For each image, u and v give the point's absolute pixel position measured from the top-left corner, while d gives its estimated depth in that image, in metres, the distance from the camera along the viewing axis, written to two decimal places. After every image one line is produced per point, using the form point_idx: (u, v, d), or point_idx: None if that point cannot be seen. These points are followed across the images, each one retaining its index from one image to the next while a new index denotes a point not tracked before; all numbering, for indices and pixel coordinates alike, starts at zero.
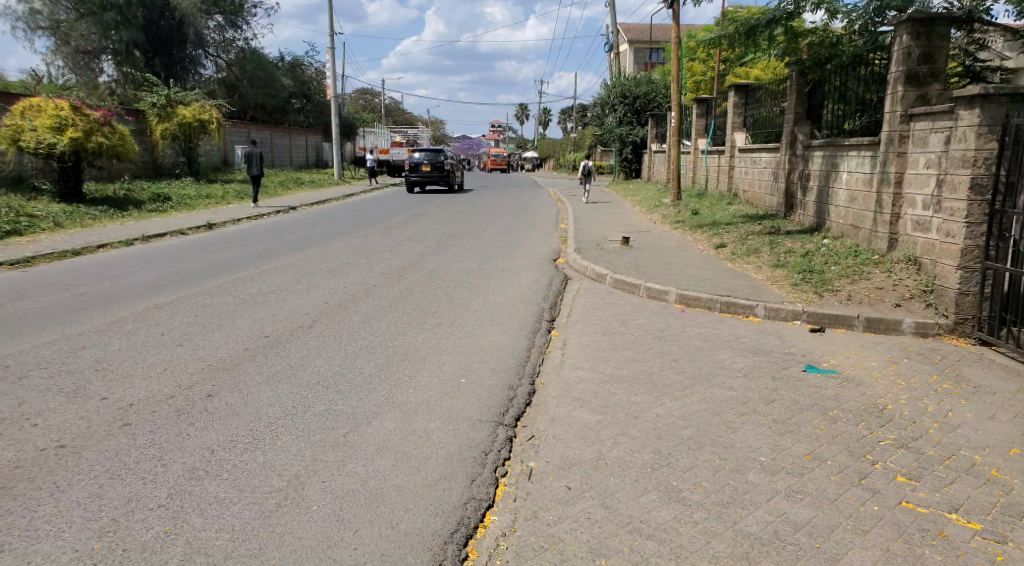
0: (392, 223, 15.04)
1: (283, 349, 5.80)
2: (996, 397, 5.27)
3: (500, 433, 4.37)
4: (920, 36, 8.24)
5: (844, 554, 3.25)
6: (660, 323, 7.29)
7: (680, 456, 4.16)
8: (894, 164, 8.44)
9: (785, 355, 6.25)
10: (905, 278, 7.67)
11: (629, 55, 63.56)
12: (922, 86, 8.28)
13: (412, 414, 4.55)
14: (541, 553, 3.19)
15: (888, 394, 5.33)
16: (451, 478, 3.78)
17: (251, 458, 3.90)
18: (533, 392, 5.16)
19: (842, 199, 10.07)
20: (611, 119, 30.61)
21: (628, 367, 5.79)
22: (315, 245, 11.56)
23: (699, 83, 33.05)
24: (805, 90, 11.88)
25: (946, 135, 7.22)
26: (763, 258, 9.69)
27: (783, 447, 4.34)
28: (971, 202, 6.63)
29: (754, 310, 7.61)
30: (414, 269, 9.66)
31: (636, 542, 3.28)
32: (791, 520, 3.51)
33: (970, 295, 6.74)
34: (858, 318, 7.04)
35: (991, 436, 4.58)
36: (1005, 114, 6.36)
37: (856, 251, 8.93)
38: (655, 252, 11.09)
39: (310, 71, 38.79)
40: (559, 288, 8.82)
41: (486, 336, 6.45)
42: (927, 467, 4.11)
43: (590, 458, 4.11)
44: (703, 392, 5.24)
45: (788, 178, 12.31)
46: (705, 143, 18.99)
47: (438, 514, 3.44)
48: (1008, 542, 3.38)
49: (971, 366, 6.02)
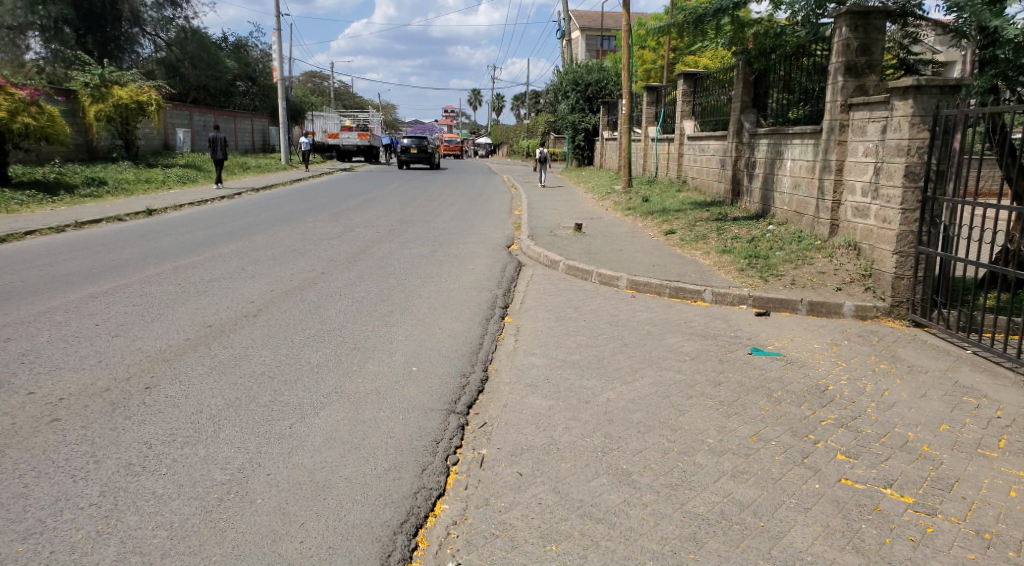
0: (342, 209, 14.85)
1: (227, 339, 5.71)
2: (928, 376, 5.53)
3: (451, 421, 4.40)
4: (858, 28, 8.50)
5: (786, 532, 3.38)
6: (612, 308, 7.41)
7: (629, 440, 4.26)
8: (835, 152, 8.70)
9: (732, 339, 6.42)
10: (846, 262, 7.94)
11: (580, 43, 63.71)
12: (860, 78, 8.56)
13: (362, 404, 4.55)
14: (492, 540, 3.24)
15: (829, 375, 5.53)
16: (402, 468, 3.80)
17: (192, 451, 3.85)
18: (486, 379, 5.20)
19: (787, 186, 10.34)
20: (564, 106, 30.78)
21: (581, 353, 5.87)
22: (261, 232, 11.36)
23: (650, 71, 33.35)
24: (751, 78, 12.32)
25: (883, 125, 7.45)
26: (711, 244, 9.91)
27: (729, 428, 4.48)
28: (906, 189, 6.87)
29: (702, 294, 7.79)
30: (364, 256, 9.58)
31: (586, 526, 3.36)
32: (737, 500, 3.63)
33: (905, 279, 7.02)
34: (801, 302, 7.26)
35: (923, 413, 4.80)
36: (936, 105, 6.62)
37: (800, 236, 9.21)
38: (606, 238, 11.23)
39: (255, 55, 37.79)
40: (512, 275, 8.86)
41: (438, 324, 6.46)
42: (864, 445, 4.29)
43: (542, 443, 4.17)
44: (652, 376, 5.36)
45: (735, 165, 12.58)
46: (655, 131, 19.21)
47: (388, 505, 3.45)
48: (938, 514, 3.56)
49: (905, 347, 6.28)
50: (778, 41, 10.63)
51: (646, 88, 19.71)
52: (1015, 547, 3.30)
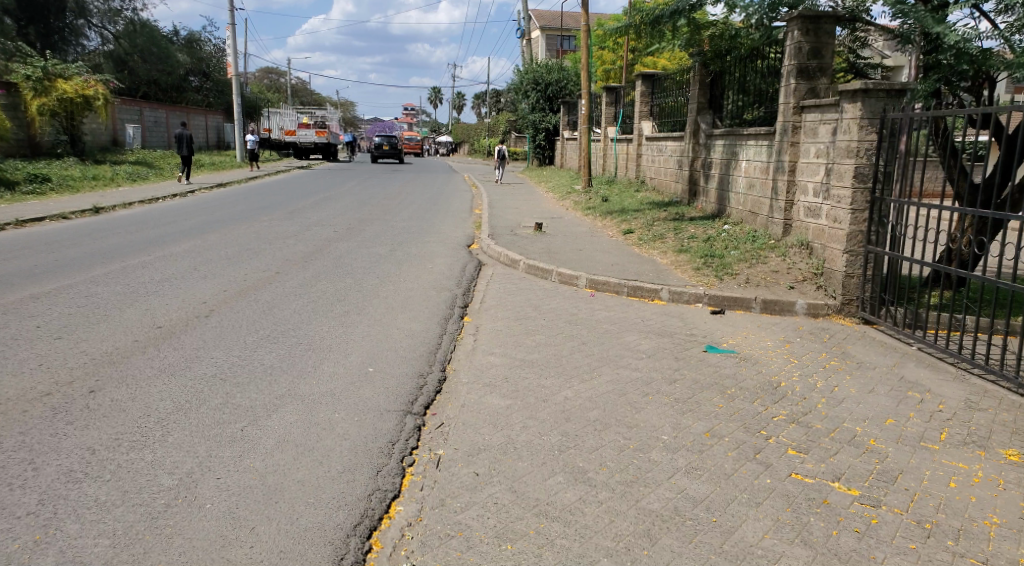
0: (298, 208, 14.64)
1: (177, 341, 5.58)
2: (875, 372, 5.68)
3: (408, 422, 4.37)
4: (809, 32, 8.69)
5: (739, 527, 3.44)
6: (571, 307, 7.44)
7: (586, 437, 4.29)
8: (788, 153, 8.89)
9: (687, 337, 6.51)
10: (798, 261, 8.12)
11: (541, 42, 63.89)
12: (811, 81, 8.76)
13: (316, 406, 4.49)
14: (446, 541, 3.22)
15: (782, 371, 5.65)
16: (356, 470, 3.76)
17: (138, 457, 3.76)
18: (443, 379, 5.19)
19: (741, 187, 10.53)
20: (524, 105, 30.84)
21: (539, 352, 5.89)
22: (213, 231, 11.13)
23: (610, 71, 33.64)
24: (706, 80, 12.54)
25: (833, 127, 7.62)
26: (668, 243, 10.04)
27: (684, 425, 4.54)
28: (855, 190, 7.05)
29: (659, 293, 7.89)
30: (321, 255, 9.44)
31: (542, 525, 3.37)
32: (690, 496, 3.69)
33: (855, 277, 7.20)
34: (755, 300, 7.39)
35: (871, 408, 4.94)
36: (883, 108, 6.80)
37: (754, 236, 9.39)
38: (567, 237, 11.30)
39: (208, 50, 36.97)
40: (472, 275, 8.84)
41: (396, 324, 6.41)
42: (814, 440, 4.39)
43: (499, 443, 4.17)
44: (609, 374, 5.40)
45: (692, 166, 12.77)
46: (614, 131, 19.36)
47: (341, 507, 3.42)
48: (882, 506, 3.66)
49: (854, 343, 6.45)
50: (733, 43, 10.82)
51: (605, 88, 19.87)
52: (954, 536, 3.41)
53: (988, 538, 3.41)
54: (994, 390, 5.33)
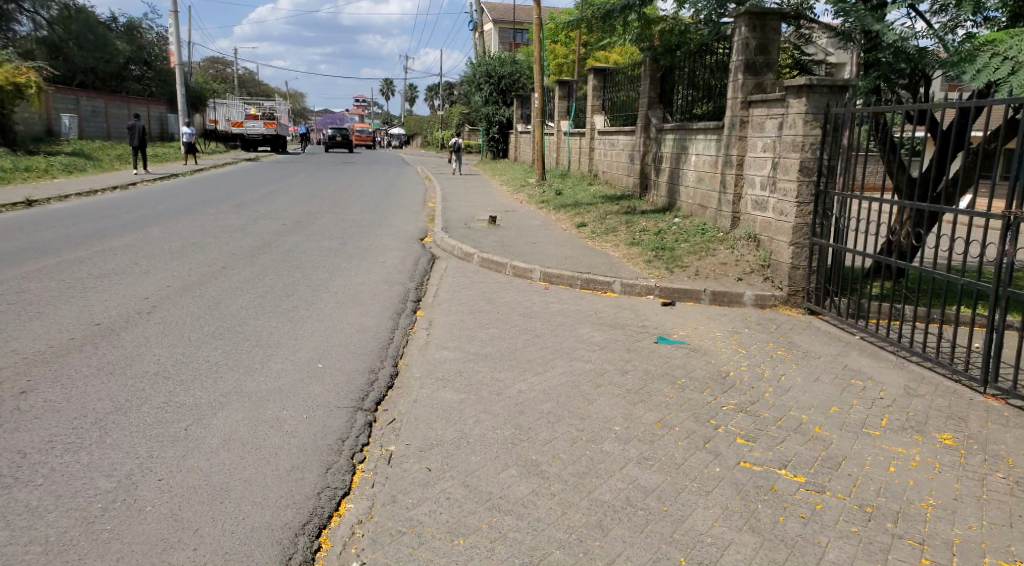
0: (245, 201, 14.30)
1: (117, 338, 5.40)
2: (820, 361, 5.83)
3: (359, 419, 4.31)
4: (756, 28, 8.84)
5: (689, 515, 3.48)
6: (525, 300, 7.45)
7: (539, 430, 4.29)
8: (736, 147, 9.04)
9: (639, 328, 6.58)
10: (746, 254, 8.27)
11: (494, 35, 63.58)
12: (758, 76, 8.92)
13: (264, 404, 4.39)
14: (398, 538, 3.19)
15: (730, 361, 5.76)
16: (305, 468, 3.69)
17: (73, 459, 3.61)
18: (395, 374, 5.13)
19: (691, 180, 10.67)
20: (477, 97, 30.75)
21: (493, 345, 5.87)
22: (155, 224, 10.79)
23: (563, 65, 33.62)
24: (657, 75, 12.68)
25: (779, 122, 7.76)
26: (621, 236, 10.13)
27: (636, 415, 4.59)
28: (800, 183, 7.20)
29: (612, 286, 7.95)
30: (268, 249, 9.25)
31: (495, 519, 3.36)
32: (641, 486, 3.73)
33: (800, 268, 7.38)
34: (704, 292, 7.52)
35: (816, 396, 5.06)
36: (826, 104, 6.96)
37: (703, 229, 9.54)
38: (520, 231, 11.29)
39: (150, 37, 35.73)
40: (425, 268, 8.77)
41: (347, 319, 6.32)
42: (761, 429, 4.48)
43: (452, 437, 4.15)
44: (562, 366, 5.42)
45: (643, 160, 12.93)
46: (567, 125, 19.40)
47: (290, 506, 3.35)
48: (826, 492, 3.76)
49: (800, 333, 6.60)
50: (682, 39, 10.95)
51: (558, 82, 19.89)
52: (893, 518, 3.52)
53: (924, 520, 3.52)
54: (931, 376, 5.53)
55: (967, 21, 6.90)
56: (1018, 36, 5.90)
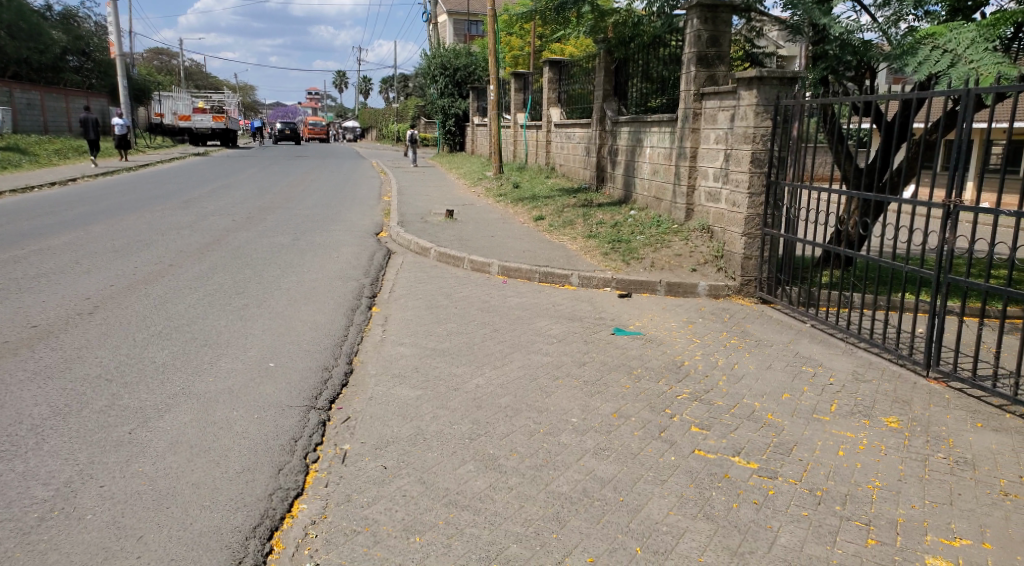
0: (193, 197, 13.93)
1: (56, 340, 5.21)
2: (772, 349, 5.93)
3: (312, 418, 4.23)
4: (708, 20, 8.93)
5: (646, 505, 3.51)
6: (483, 295, 7.42)
7: (496, 424, 4.27)
8: (689, 139, 9.13)
9: (596, 320, 6.61)
10: (700, 245, 8.36)
11: (448, 26, 63.10)
12: (710, 68, 9.01)
13: (213, 405, 4.28)
14: (352, 537, 3.14)
15: (685, 351, 5.82)
16: (256, 470, 3.61)
17: (8, 468, 3.47)
18: (350, 371, 5.05)
19: (646, 173, 10.76)
20: (433, 90, 30.54)
21: (450, 340, 5.82)
22: (98, 222, 10.44)
23: (518, 57, 33.53)
24: (611, 67, 12.70)
25: (731, 114, 7.86)
26: (578, 229, 10.16)
27: (593, 407, 4.61)
28: (752, 174, 7.30)
29: (569, 279, 7.97)
30: (218, 246, 9.03)
31: (451, 515, 3.33)
32: (598, 477, 3.74)
33: (752, 258, 7.50)
34: (660, 283, 7.60)
35: (769, 384, 5.15)
36: (776, 96, 7.07)
37: (658, 221, 9.64)
38: (478, 224, 11.24)
39: (88, 27, 34.46)
40: (380, 264, 8.66)
41: (299, 316, 6.21)
42: (715, 417, 4.54)
43: (408, 434, 4.10)
44: (520, 359, 5.42)
45: (599, 152, 12.99)
46: (523, 118, 19.36)
47: (240, 509, 3.27)
48: (779, 477, 3.83)
49: (753, 322, 6.72)
50: (635, 31, 10.96)
51: (513, 74, 19.82)
52: (841, 501, 3.60)
53: (871, 501, 3.61)
54: (878, 361, 5.68)
55: (910, 14, 7.09)
56: (958, 29, 6.05)
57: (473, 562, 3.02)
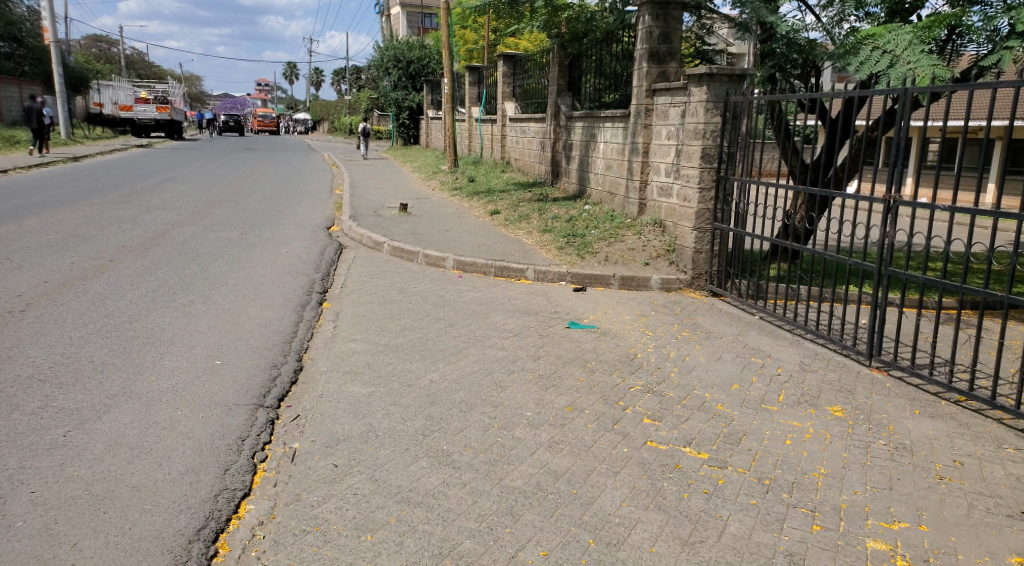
0: (135, 190, 13.51)
1: None
2: (722, 341, 6.03)
3: (260, 416, 4.14)
4: (659, 17, 9.02)
5: (598, 497, 3.53)
6: (438, 289, 7.37)
7: (450, 420, 4.25)
8: (642, 135, 9.23)
9: (551, 314, 6.62)
10: (653, 239, 8.46)
11: (401, 18, 62.44)
12: (662, 64, 9.10)
13: (155, 405, 4.15)
14: (301, 537, 3.08)
15: (638, 344, 5.88)
16: (201, 470, 3.52)
17: None
18: (300, 368, 4.96)
19: (600, 168, 10.82)
20: (386, 82, 30.17)
21: (404, 336, 5.76)
22: (33, 216, 10.04)
23: (472, 51, 33.39)
24: (565, 62, 12.76)
25: (682, 110, 7.96)
26: (533, 224, 10.17)
27: (547, 400, 4.62)
28: (702, 170, 7.40)
29: (525, 273, 7.98)
30: (162, 241, 8.78)
31: (404, 512, 3.30)
32: (552, 470, 3.75)
33: (703, 252, 7.61)
34: (614, 277, 7.66)
35: (719, 375, 5.24)
36: (726, 92, 7.17)
37: (612, 216, 9.71)
38: (433, 218, 11.16)
39: (20, 11, 32.72)
40: (332, 259, 8.54)
41: (247, 312, 6.08)
42: (667, 409, 4.59)
43: (360, 431, 4.04)
44: (475, 354, 5.40)
45: (554, 147, 13.02)
46: (478, 112, 19.28)
47: (183, 511, 3.19)
48: (728, 467, 3.89)
49: (704, 315, 6.83)
50: (588, 27, 11.03)
51: (467, 68, 19.73)
52: (788, 489, 3.68)
53: (816, 488, 3.70)
54: (824, 352, 5.84)
55: (852, 15, 7.28)
56: (895, 31, 6.21)
57: (426, 558, 3.00)
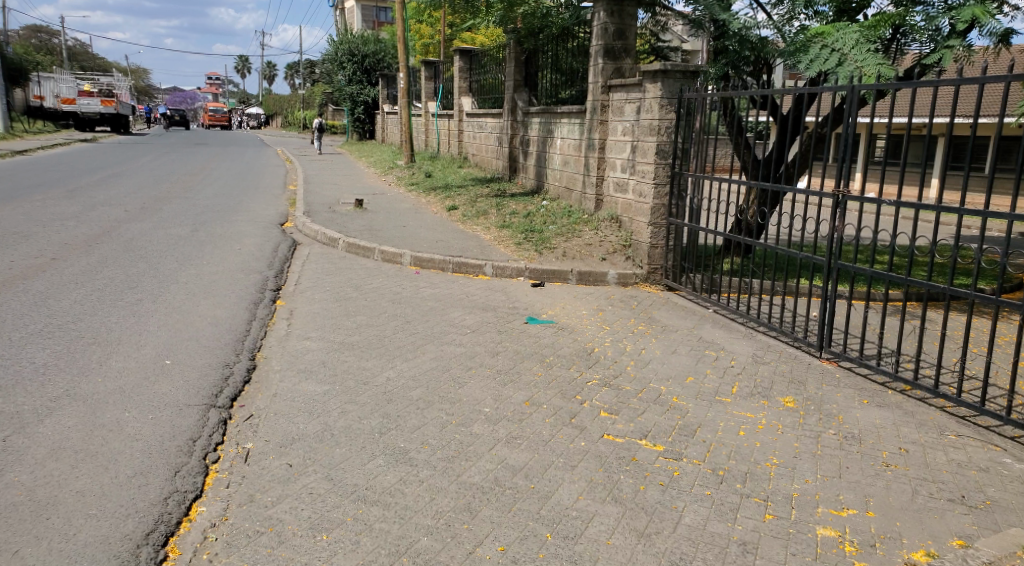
0: (79, 186, 13.06)
1: None
2: (677, 334, 6.12)
3: (212, 417, 4.05)
4: (614, 13, 9.08)
5: (556, 491, 3.55)
6: (394, 286, 7.31)
7: (407, 417, 4.22)
8: (598, 131, 9.29)
9: (510, 310, 6.62)
10: (609, 235, 8.53)
11: (355, 11, 61.66)
12: (617, 61, 9.18)
13: (101, 406, 4.03)
14: (255, 539, 3.03)
15: (595, 338, 5.92)
16: (150, 473, 3.43)
17: None
18: (253, 367, 4.87)
19: (558, 163, 10.86)
20: (340, 77, 29.77)
21: (360, 333, 5.71)
22: None
23: (428, 45, 33.20)
24: (521, 58, 12.79)
25: (637, 106, 8.03)
26: (491, 219, 10.15)
27: (505, 395, 4.62)
28: (657, 165, 7.46)
29: (483, 269, 7.96)
30: (108, 238, 8.52)
31: (360, 511, 3.26)
32: (510, 465, 3.76)
33: (659, 247, 7.69)
34: (572, 272, 7.70)
35: (674, 368, 5.31)
36: (680, 89, 7.24)
37: (569, 211, 9.76)
38: (389, 214, 11.06)
39: None
40: (285, 255, 8.40)
41: (197, 310, 5.95)
42: (624, 402, 4.64)
43: (315, 430, 3.99)
44: (433, 351, 5.37)
45: (511, 143, 13.01)
46: (434, 107, 19.17)
47: (132, 515, 3.10)
48: (683, 459, 3.95)
49: (660, 309, 6.91)
50: (544, 22, 10.95)
51: (423, 62, 19.59)
52: (741, 479, 3.75)
53: (768, 478, 3.78)
54: (775, 344, 5.96)
55: (801, 14, 7.44)
56: (843, 30, 6.36)
57: (383, 557, 2.97)
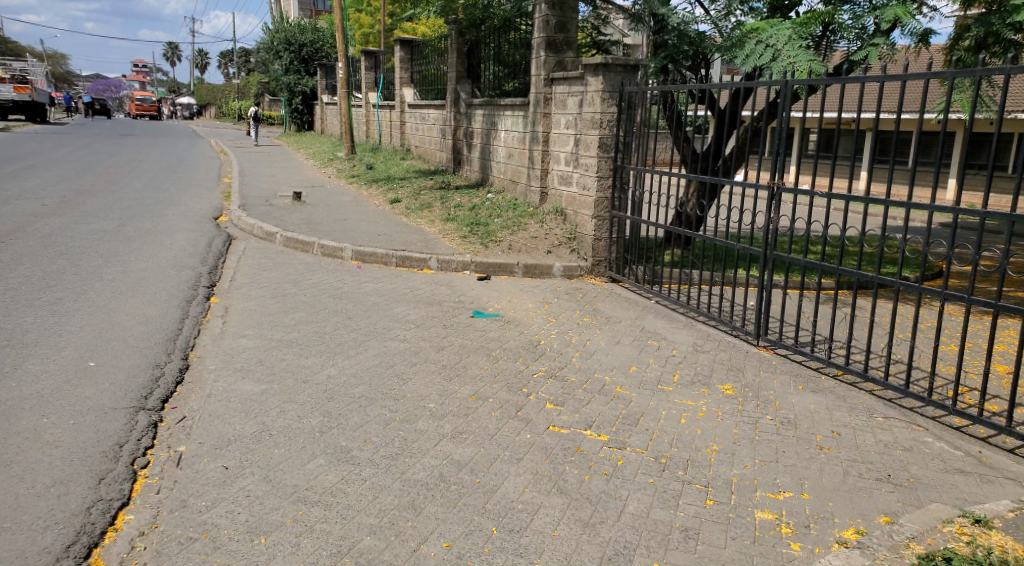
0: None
1: None
2: (621, 325, 6.16)
3: (141, 420, 3.90)
4: (555, 5, 9.07)
5: (500, 484, 3.53)
6: (336, 281, 7.17)
7: (349, 415, 4.13)
8: (541, 123, 9.28)
9: (455, 304, 6.56)
10: (554, 227, 8.55)
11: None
12: (559, 53, 9.18)
13: (17, 414, 3.83)
14: (188, 546, 2.92)
15: (541, 330, 5.92)
16: (72, 481, 3.28)
17: None
18: (186, 367, 4.71)
19: (502, 156, 10.83)
20: (277, 66, 29.00)
21: (300, 330, 5.57)
22: None
23: (369, 35, 32.65)
24: (463, 49, 12.66)
25: (579, 99, 8.05)
26: (436, 212, 10.05)
27: (451, 391, 4.58)
28: (599, 158, 7.49)
29: (427, 263, 7.87)
30: (25, 235, 8.10)
31: (299, 512, 3.18)
32: (455, 461, 3.72)
33: (602, 240, 7.73)
34: (517, 265, 7.70)
35: (617, 358, 5.35)
36: (620, 82, 7.28)
37: (515, 204, 9.74)
38: (330, 208, 10.84)
39: None
40: (220, 251, 8.14)
41: (125, 309, 5.71)
42: (569, 393, 4.65)
43: (252, 431, 3.87)
44: (376, 347, 5.28)
45: (455, 134, 12.90)
46: (376, 98, 18.87)
47: (51, 527, 2.96)
48: (627, 448, 3.98)
49: (604, 300, 6.96)
50: (486, 14, 11.04)
51: (364, 52, 19.23)
52: (684, 466, 3.81)
53: (709, 465, 3.84)
54: (715, 333, 6.07)
55: (737, 10, 7.59)
56: (776, 27, 6.47)
57: (324, 558, 2.90)
